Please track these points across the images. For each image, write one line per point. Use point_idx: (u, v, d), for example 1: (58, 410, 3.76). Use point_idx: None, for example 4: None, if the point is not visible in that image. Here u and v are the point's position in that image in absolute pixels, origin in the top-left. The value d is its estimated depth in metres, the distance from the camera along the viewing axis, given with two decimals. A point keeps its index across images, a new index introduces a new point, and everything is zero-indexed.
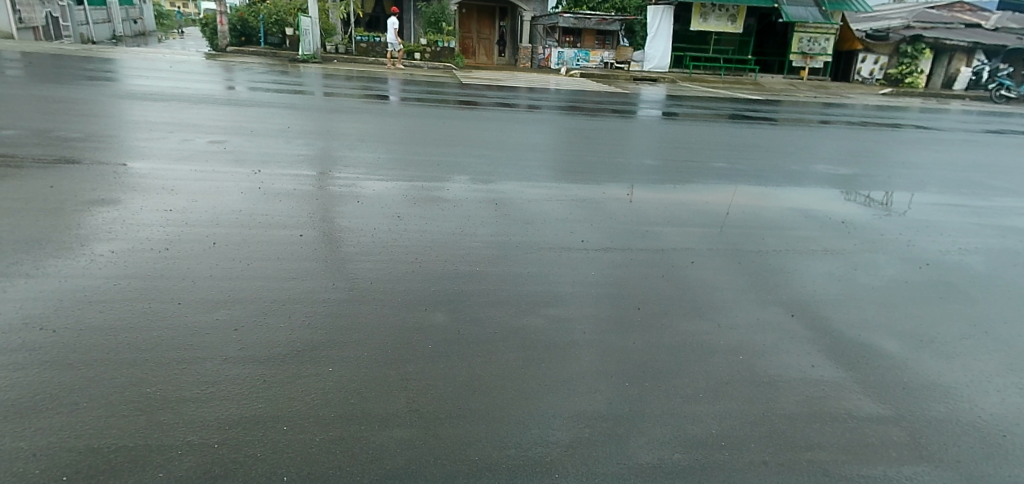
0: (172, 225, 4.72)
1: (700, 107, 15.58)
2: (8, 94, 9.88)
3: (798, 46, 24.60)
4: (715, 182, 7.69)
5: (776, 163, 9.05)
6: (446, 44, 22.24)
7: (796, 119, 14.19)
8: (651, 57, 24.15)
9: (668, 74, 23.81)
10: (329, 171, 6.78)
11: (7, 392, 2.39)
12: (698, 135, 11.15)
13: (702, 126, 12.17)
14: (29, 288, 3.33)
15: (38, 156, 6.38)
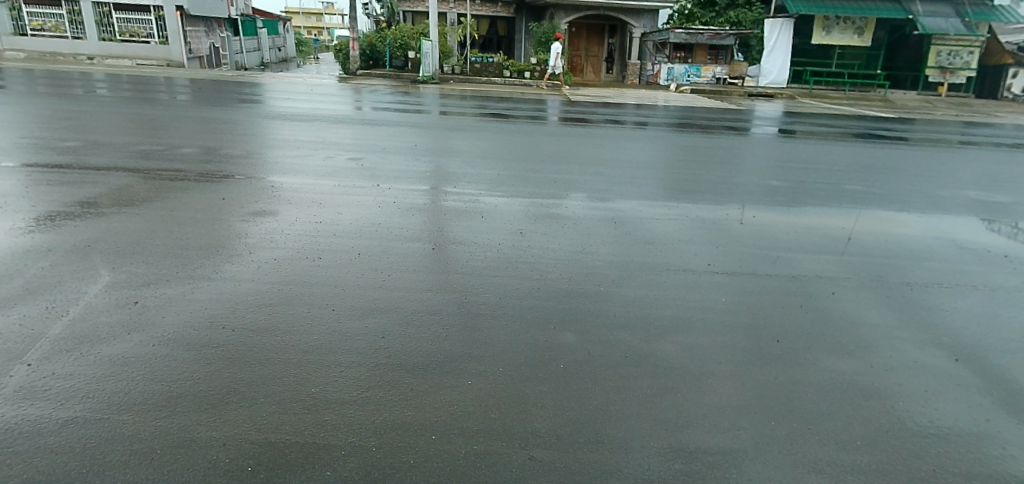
0: (324, 235, 5.12)
1: (825, 125, 14.60)
2: (174, 116, 11.19)
3: (935, 60, 22.43)
4: (840, 205, 7.16)
5: (913, 186, 8.28)
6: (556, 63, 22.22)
7: (935, 139, 12.95)
8: (767, 71, 23.09)
9: (785, 90, 22.70)
10: (442, 187, 7.06)
11: (199, 383, 2.69)
12: (823, 154, 10.46)
13: (827, 145, 11.40)
14: (214, 289, 3.76)
15: (201, 170, 7.19)
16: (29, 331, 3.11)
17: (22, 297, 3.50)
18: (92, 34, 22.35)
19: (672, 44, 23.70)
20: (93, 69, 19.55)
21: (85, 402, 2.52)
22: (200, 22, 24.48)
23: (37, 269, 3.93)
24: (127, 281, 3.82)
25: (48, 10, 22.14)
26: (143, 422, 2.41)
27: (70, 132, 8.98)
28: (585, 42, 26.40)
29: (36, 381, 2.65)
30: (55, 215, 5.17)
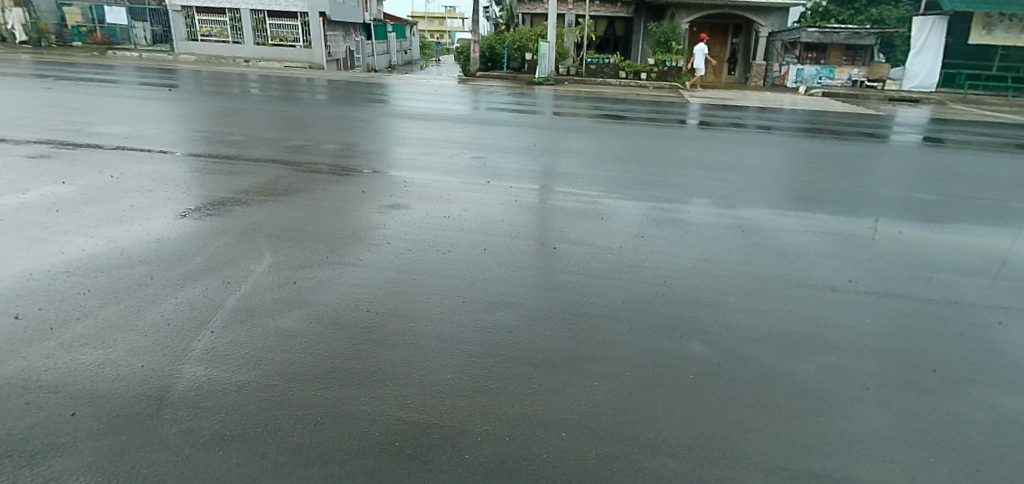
0: (454, 230, 5.32)
1: (981, 133, 13.13)
2: (313, 114, 12.07)
3: None
4: (997, 223, 6.42)
5: None
6: (675, 64, 21.48)
7: None
8: (915, 74, 21.16)
9: (935, 94, 20.59)
10: (550, 186, 7.09)
11: (348, 361, 2.90)
12: (976, 165, 9.41)
13: (981, 156, 10.24)
14: (358, 275, 4.04)
15: (334, 165, 7.72)
16: (210, 301, 3.51)
17: (202, 272, 3.95)
18: (248, 39, 24.62)
19: (802, 44, 22.06)
20: (246, 71, 21.53)
21: (255, 369, 2.80)
22: (337, 27, 26.31)
23: (213, 248, 4.42)
24: (286, 263, 4.20)
25: (214, 18, 24.56)
26: (303, 391, 2.64)
27: (227, 127, 9.97)
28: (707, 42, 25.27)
29: (217, 346, 2.99)
30: (221, 201, 5.76)
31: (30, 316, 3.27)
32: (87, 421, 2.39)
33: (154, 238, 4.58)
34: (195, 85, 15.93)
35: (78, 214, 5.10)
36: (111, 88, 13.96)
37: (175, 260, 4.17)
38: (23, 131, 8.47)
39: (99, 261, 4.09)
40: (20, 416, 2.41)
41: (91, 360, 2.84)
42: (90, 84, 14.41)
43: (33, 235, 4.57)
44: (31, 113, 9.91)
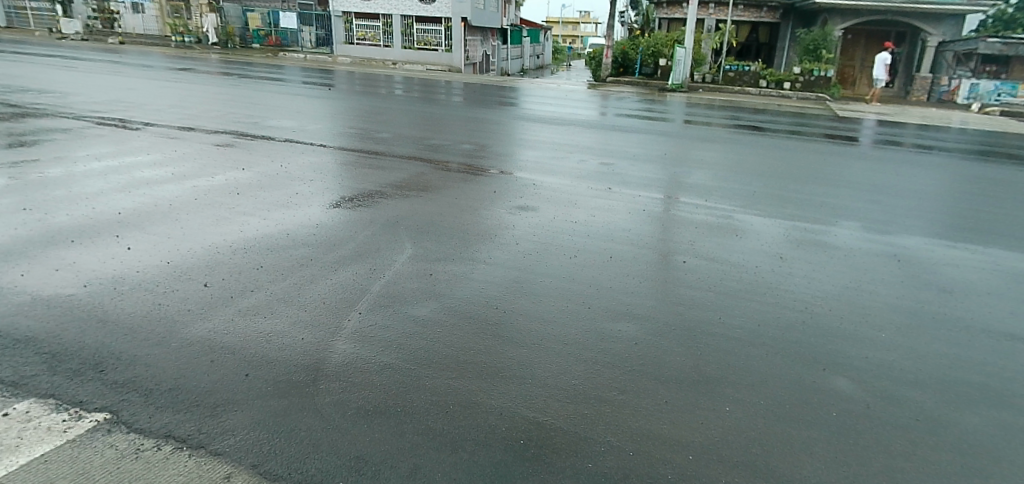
0: (581, 236, 5.32)
1: None
2: (449, 115, 12.62)
3: None
4: None
5: None
6: (823, 73, 19.97)
7: None
8: None
9: None
10: (676, 197, 6.90)
11: (479, 355, 3.01)
12: None
13: None
14: (489, 272, 4.17)
15: (465, 164, 8.03)
16: (358, 285, 3.79)
17: (353, 258, 4.28)
18: (397, 43, 26.19)
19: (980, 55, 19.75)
20: (392, 72, 22.94)
21: (397, 352, 2.99)
22: (477, 31, 27.28)
23: (363, 237, 4.76)
24: (426, 255, 4.43)
25: (369, 23, 26.36)
26: (438, 379, 2.77)
27: (372, 124, 10.70)
28: (863, 51, 23.23)
29: (364, 328, 3.22)
30: (368, 193, 6.19)
31: (215, 285, 3.73)
32: (257, 383, 2.68)
33: (313, 224, 5.03)
34: (348, 85, 17.22)
35: (254, 198, 5.72)
36: (279, 86, 15.47)
37: (330, 244, 4.56)
38: (210, 122, 9.62)
39: (269, 240, 4.57)
40: (205, 372, 2.75)
41: (260, 329, 3.18)
42: (262, 82, 16.05)
43: (219, 213, 5.20)
44: (215, 106, 11.24)
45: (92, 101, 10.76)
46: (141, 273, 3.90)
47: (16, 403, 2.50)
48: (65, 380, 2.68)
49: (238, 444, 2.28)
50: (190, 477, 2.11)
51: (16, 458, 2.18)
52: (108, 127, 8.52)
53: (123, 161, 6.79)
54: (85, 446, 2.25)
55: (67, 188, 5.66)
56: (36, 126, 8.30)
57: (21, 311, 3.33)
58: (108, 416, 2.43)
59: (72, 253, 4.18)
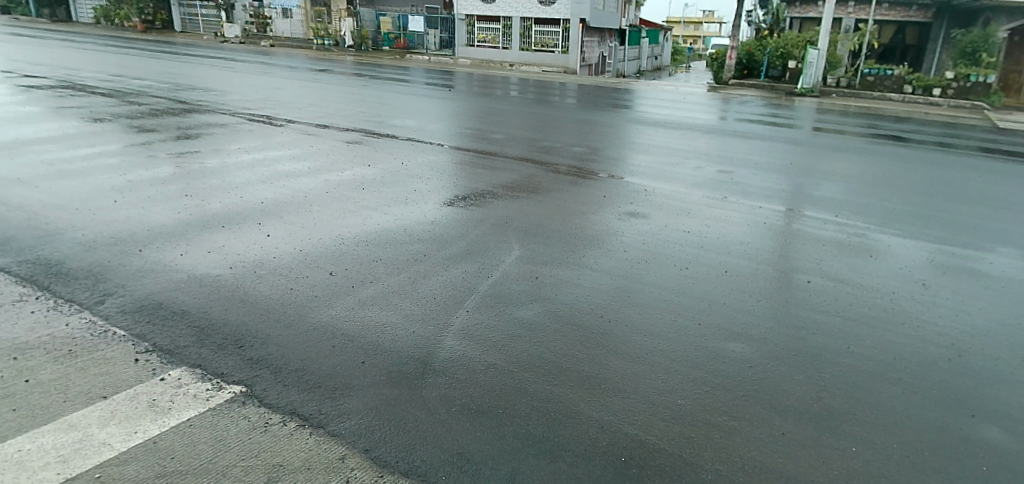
0: (693, 247, 5.15)
1: None
2: (563, 116, 12.66)
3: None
4: None
5: None
6: (982, 79, 17.98)
7: None
8: None
9: None
10: (800, 210, 6.50)
11: (584, 365, 3.00)
12: None
13: None
14: (597, 279, 4.15)
15: (577, 167, 8.02)
16: (467, 283, 3.91)
17: (465, 256, 4.42)
18: (515, 45, 26.60)
19: None
20: (510, 74, 23.36)
21: (501, 354, 3.05)
22: (595, 33, 27.15)
23: (473, 236, 4.90)
24: (534, 258, 4.48)
25: (490, 25, 26.98)
26: (541, 384, 2.80)
27: (488, 125, 10.95)
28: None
29: (471, 325, 3.32)
30: (480, 193, 6.36)
31: (339, 275, 3.99)
32: (372, 371, 2.83)
33: (428, 221, 5.24)
34: (467, 86, 17.75)
35: (376, 193, 6.05)
36: (404, 87, 16.24)
37: (443, 242, 4.72)
38: (342, 120, 10.28)
39: (388, 234, 4.83)
40: (327, 357, 2.95)
41: (376, 319, 3.37)
42: (389, 82, 16.92)
43: (346, 207, 5.55)
44: (345, 105, 11.99)
45: (243, 99, 11.82)
46: (277, 259, 4.25)
47: (170, 370, 2.82)
48: (210, 352, 2.98)
49: (353, 428, 2.43)
50: (310, 455, 2.27)
51: (168, 419, 2.44)
52: (256, 123, 9.34)
53: (267, 154, 7.43)
54: (223, 415, 2.49)
55: (220, 178, 6.27)
56: (198, 121, 9.25)
57: (179, 287, 3.74)
58: (243, 389, 2.67)
59: (220, 238, 4.63)
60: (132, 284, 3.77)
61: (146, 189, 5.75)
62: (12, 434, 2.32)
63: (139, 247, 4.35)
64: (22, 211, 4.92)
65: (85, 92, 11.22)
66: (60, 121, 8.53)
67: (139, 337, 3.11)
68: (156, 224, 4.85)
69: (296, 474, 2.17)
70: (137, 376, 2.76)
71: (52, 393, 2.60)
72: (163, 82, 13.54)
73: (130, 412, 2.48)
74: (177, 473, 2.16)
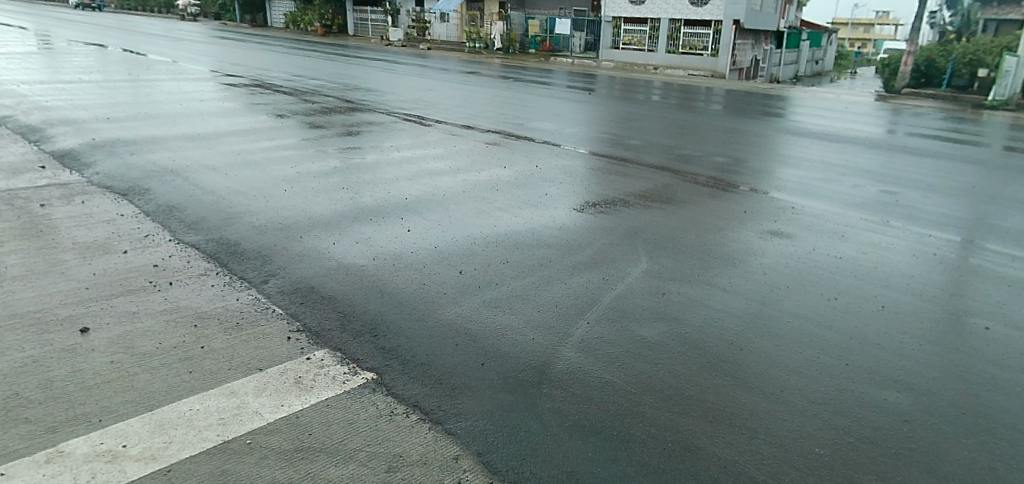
0: (844, 275, 4.76)
1: None
2: (708, 123, 12.22)
3: None
4: None
5: None
6: None
7: None
8: None
9: None
10: (978, 242, 5.77)
11: (709, 395, 2.91)
12: None
13: None
14: (729, 301, 3.98)
15: (719, 178, 7.72)
16: (591, 293, 3.92)
17: (591, 266, 4.43)
18: (662, 47, 26.00)
19: None
20: (655, 77, 22.93)
21: (619, 372, 3.04)
22: (749, 36, 25.80)
23: (602, 245, 4.90)
24: (662, 273, 4.39)
25: (637, 27, 26.59)
26: (659, 410, 2.77)
27: (628, 130, 10.83)
28: None
29: (592, 338, 3.34)
30: (612, 200, 6.32)
31: (468, 274, 4.17)
32: (492, 374, 2.95)
33: (557, 226, 5.31)
34: (610, 90, 17.65)
35: (510, 195, 6.23)
36: (547, 90, 16.49)
37: (572, 248, 4.76)
38: (486, 121, 10.66)
39: (517, 237, 4.96)
40: (451, 354, 3.11)
41: (500, 322, 3.48)
42: (534, 85, 17.25)
43: (482, 207, 5.77)
44: (489, 106, 12.44)
45: (399, 99, 12.66)
46: (414, 254, 4.53)
47: (315, 350, 3.11)
48: (348, 337, 3.26)
49: (469, 429, 2.54)
50: (427, 450, 2.41)
51: (309, 397, 2.71)
52: (409, 122, 9.96)
53: (414, 152, 7.91)
54: (355, 399, 2.71)
55: (373, 174, 6.77)
56: (358, 118, 10.04)
57: (329, 273, 4.11)
58: (374, 376, 2.89)
59: (368, 230, 5.00)
60: (290, 266, 4.20)
61: (310, 180, 6.37)
62: (188, 393, 2.68)
63: (300, 234, 4.83)
64: (210, 195, 5.64)
65: (269, 90, 12.63)
66: (247, 115, 9.64)
67: (293, 317, 3.46)
68: (315, 213, 5.35)
69: (413, 467, 2.32)
70: (289, 353, 3.08)
71: (220, 360, 2.97)
72: (332, 82, 14.86)
73: (279, 386, 2.78)
74: (312, 449, 2.38)
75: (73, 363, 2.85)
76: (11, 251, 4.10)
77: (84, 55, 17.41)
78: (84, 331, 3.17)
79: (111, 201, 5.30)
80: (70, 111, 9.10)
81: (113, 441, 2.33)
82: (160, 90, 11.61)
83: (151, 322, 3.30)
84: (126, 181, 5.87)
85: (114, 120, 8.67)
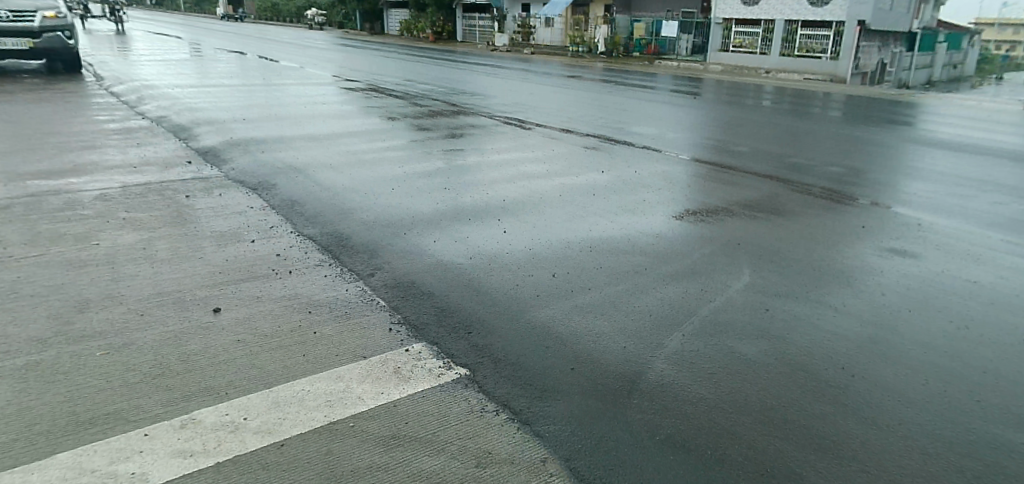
0: (976, 301, 4.36)
1: None
2: (823, 131, 11.55)
3: None
4: None
5: None
6: None
7: None
8: None
9: None
10: None
11: (812, 421, 2.78)
12: None
13: None
14: (838, 322, 3.77)
15: (834, 190, 7.29)
16: (689, 305, 3.85)
17: (688, 276, 4.34)
18: (776, 50, 24.83)
19: None
20: (767, 82, 21.94)
21: (714, 388, 2.97)
22: (875, 37, 24.06)
23: (702, 255, 4.78)
24: (764, 288, 4.23)
25: (748, 30, 25.61)
26: (756, 432, 2.68)
27: (736, 137, 10.46)
28: None
29: (687, 351, 3.28)
30: (714, 209, 6.14)
31: (561, 277, 4.21)
32: (582, 379, 2.98)
33: (655, 233, 5.24)
34: (716, 94, 17.08)
35: (609, 200, 6.20)
36: (652, 94, 16.22)
37: (670, 257, 4.69)
38: (587, 125, 10.66)
39: (612, 243, 4.94)
40: (542, 356, 3.17)
41: (592, 327, 3.51)
42: (638, 89, 17.04)
43: (580, 211, 5.80)
44: (590, 110, 12.42)
45: (502, 102, 12.92)
46: (509, 254, 4.63)
47: (413, 343, 3.27)
48: (444, 332, 3.40)
49: (557, 433, 2.59)
50: (516, 450, 2.47)
51: (407, 387, 2.85)
52: (511, 126, 10.14)
53: (515, 155, 8.06)
54: (448, 394, 2.82)
55: (474, 175, 6.97)
56: (463, 121, 10.35)
57: (429, 270, 4.30)
58: (467, 372, 3.01)
59: (467, 229, 5.17)
60: (394, 261, 4.43)
61: (415, 180, 6.65)
62: (301, 374, 2.91)
63: (404, 231, 5.07)
64: (326, 192, 6.03)
65: (382, 93, 13.30)
66: (361, 118, 10.20)
67: (394, 310, 3.66)
68: (419, 211, 5.60)
69: (502, 465, 2.38)
70: (391, 343, 3.26)
71: (330, 346, 3.20)
72: (440, 86, 15.41)
73: (381, 375, 2.95)
74: (408, 438, 2.51)
75: (206, 339, 3.17)
76: (160, 237, 4.59)
77: (224, 61, 19.14)
78: (217, 310, 3.51)
79: (243, 194, 5.80)
80: (211, 112, 10.03)
81: (236, 413, 2.57)
82: (286, 94, 12.54)
83: (271, 307, 3.60)
84: (255, 177, 6.41)
85: (247, 120, 9.48)
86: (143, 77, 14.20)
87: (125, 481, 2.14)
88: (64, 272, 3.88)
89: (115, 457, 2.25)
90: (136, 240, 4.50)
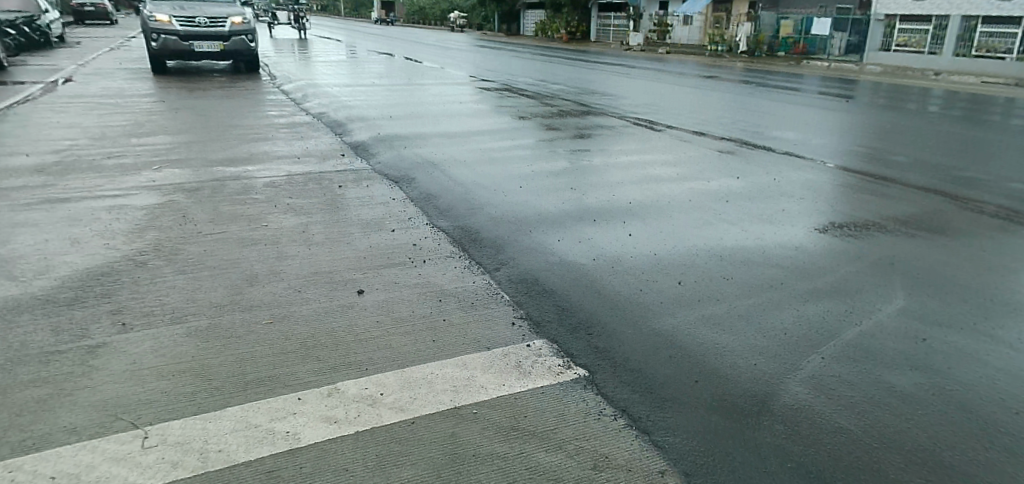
0: None
1: None
2: (1001, 141, 10.27)
3: None
4: None
5: None
6: None
7: None
8: None
9: None
10: None
11: (973, 467, 2.50)
12: None
13: None
14: (1008, 359, 3.35)
15: (1011, 208, 6.46)
16: (827, 326, 3.61)
17: (828, 294, 4.06)
18: (948, 49, 22.41)
19: None
20: (934, 84, 19.84)
21: (856, 419, 2.77)
22: None
23: (846, 273, 4.45)
24: (919, 314, 3.86)
25: (917, 26, 23.44)
26: (903, 471, 2.46)
27: (892, 144, 9.58)
28: None
29: (823, 376, 3.08)
30: (863, 224, 5.68)
31: (687, 285, 4.11)
32: (705, 394, 2.90)
33: (793, 246, 4.95)
34: (872, 98, 15.69)
35: (743, 208, 5.94)
36: (796, 96, 15.24)
37: (808, 273, 4.41)
38: (723, 128, 10.24)
39: (744, 253, 4.74)
40: (663, 365, 3.13)
41: (718, 340, 3.40)
42: (781, 91, 16.09)
43: (710, 218, 5.61)
44: (727, 113, 11.92)
45: (633, 103, 12.75)
46: (634, 258, 4.60)
47: (535, 339, 3.36)
48: (565, 331, 3.45)
49: (677, 446, 2.54)
50: (633, 457, 2.45)
51: (527, 382, 2.93)
52: (641, 127, 9.99)
53: (644, 157, 7.93)
54: (567, 392, 2.87)
55: (601, 176, 6.96)
56: (593, 122, 10.34)
57: (553, 268, 4.37)
58: (586, 374, 3.03)
59: (592, 231, 5.18)
60: (519, 258, 4.55)
61: (543, 179, 6.76)
62: (429, 359, 3.09)
63: (530, 228, 5.19)
64: (460, 187, 6.31)
65: (515, 93, 13.61)
66: (496, 117, 10.53)
67: (517, 305, 3.77)
68: (546, 210, 5.69)
69: (618, 470, 2.37)
70: (512, 338, 3.36)
71: (457, 334, 3.37)
72: (572, 86, 15.50)
73: (502, 367, 3.06)
74: (527, 431, 2.58)
75: (349, 318, 3.46)
76: (316, 222, 5.06)
77: (373, 62, 20.53)
78: (360, 292, 3.82)
79: (386, 186, 6.22)
80: (361, 109, 10.83)
81: (373, 388, 2.79)
82: (427, 93, 13.22)
83: (407, 294, 3.85)
84: (397, 170, 6.84)
85: (393, 117, 10.13)
86: (306, 77, 15.61)
87: (281, 438, 2.40)
88: (239, 248, 4.40)
89: (274, 416, 2.54)
90: (295, 223, 4.98)
